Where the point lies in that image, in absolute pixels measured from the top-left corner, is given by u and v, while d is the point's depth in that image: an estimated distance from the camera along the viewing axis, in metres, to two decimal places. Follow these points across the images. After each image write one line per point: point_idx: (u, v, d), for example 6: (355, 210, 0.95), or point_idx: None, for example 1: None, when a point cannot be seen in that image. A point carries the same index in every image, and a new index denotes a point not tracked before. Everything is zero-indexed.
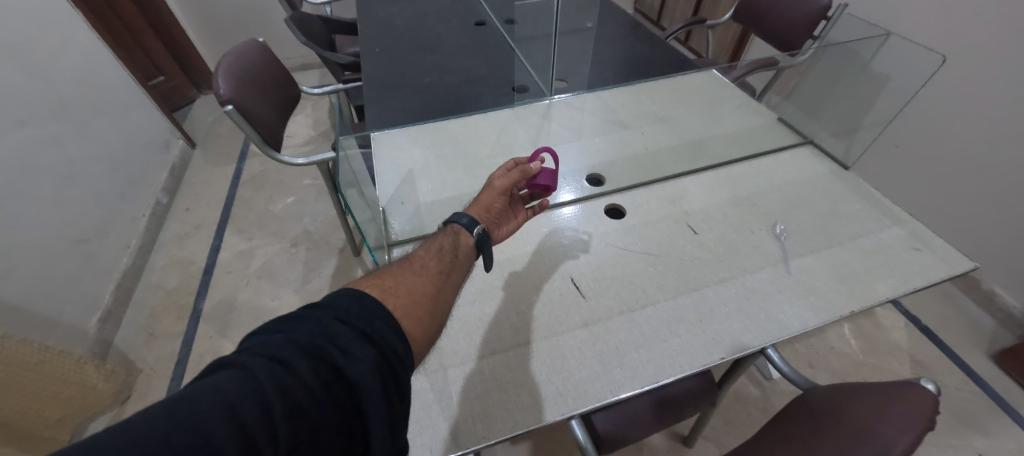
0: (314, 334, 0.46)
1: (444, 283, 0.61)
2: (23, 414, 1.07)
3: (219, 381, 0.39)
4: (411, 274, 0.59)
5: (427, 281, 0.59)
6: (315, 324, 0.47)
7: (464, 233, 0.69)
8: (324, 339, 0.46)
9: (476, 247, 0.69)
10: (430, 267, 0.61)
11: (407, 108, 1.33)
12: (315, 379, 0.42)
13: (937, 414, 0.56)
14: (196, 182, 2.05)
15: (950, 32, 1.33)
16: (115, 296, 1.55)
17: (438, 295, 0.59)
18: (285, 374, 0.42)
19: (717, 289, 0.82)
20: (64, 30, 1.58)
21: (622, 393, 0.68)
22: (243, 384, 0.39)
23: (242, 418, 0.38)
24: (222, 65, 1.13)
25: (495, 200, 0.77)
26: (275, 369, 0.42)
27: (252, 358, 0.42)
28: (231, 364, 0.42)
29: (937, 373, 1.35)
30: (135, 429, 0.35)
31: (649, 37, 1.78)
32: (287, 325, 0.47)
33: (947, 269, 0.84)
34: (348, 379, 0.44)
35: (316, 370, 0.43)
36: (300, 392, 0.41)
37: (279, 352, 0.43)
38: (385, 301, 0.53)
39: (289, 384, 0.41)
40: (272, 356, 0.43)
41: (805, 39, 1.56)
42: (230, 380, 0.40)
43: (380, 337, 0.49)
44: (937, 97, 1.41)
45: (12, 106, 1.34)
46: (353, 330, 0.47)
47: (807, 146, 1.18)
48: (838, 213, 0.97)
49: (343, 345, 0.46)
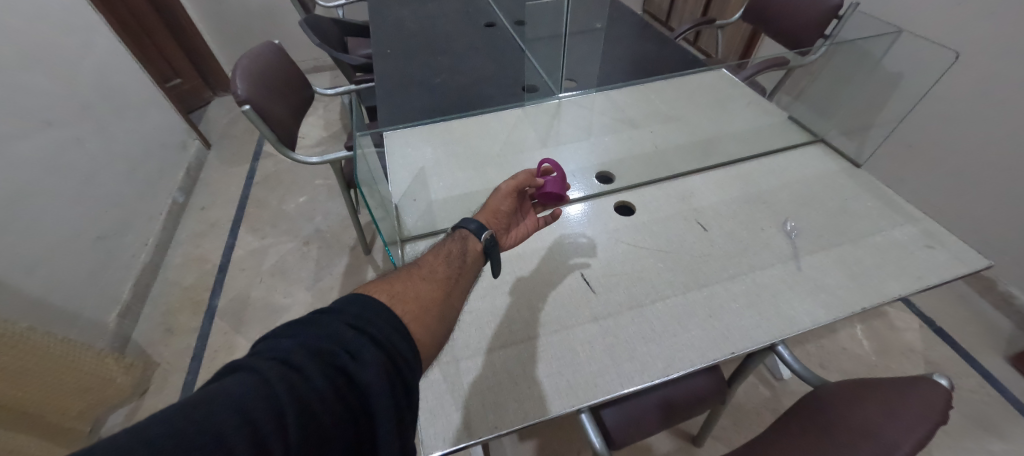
0: (324, 338, 0.47)
1: (452, 288, 0.62)
2: (50, 406, 1.11)
3: (232, 384, 0.41)
4: (419, 279, 0.60)
5: (435, 286, 0.60)
6: (324, 328, 0.48)
7: (472, 239, 0.70)
8: (333, 343, 0.47)
9: (484, 252, 0.70)
10: (438, 272, 0.62)
11: (419, 107, 1.35)
12: (325, 383, 0.44)
13: (950, 408, 0.56)
14: (212, 182, 2.09)
15: (964, 30, 1.32)
16: (134, 292, 1.58)
17: (446, 300, 0.60)
18: (296, 377, 0.43)
19: (725, 287, 0.82)
20: (85, 33, 1.63)
21: (632, 386, 0.68)
22: (253, 387, 0.41)
23: (254, 420, 0.39)
24: (238, 67, 1.16)
25: (501, 202, 0.78)
26: (286, 372, 0.43)
27: (264, 362, 0.44)
28: (244, 367, 0.43)
29: (952, 375, 1.33)
30: (152, 429, 0.36)
31: (658, 37, 1.79)
32: (299, 328, 0.48)
33: (960, 267, 0.83)
34: (357, 382, 0.45)
35: (326, 374, 0.44)
36: (311, 394, 0.43)
37: (290, 356, 0.45)
38: (394, 305, 0.54)
39: (299, 387, 0.43)
40: (282, 360, 0.44)
41: (816, 38, 1.55)
42: (243, 383, 0.41)
43: (389, 341, 0.50)
44: (952, 95, 1.39)
45: (36, 107, 1.39)
46: (362, 334, 0.49)
47: (817, 144, 1.17)
48: (849, 210, 0.97)
49: (352, 349, 0.47)
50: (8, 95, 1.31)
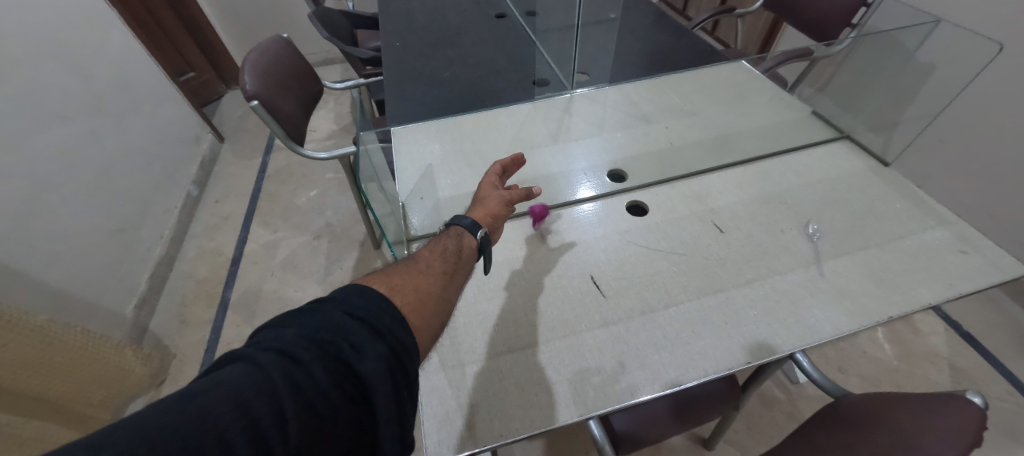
0: (324, 329, 0.45)
1: (449, 283, 0.60)
2: (71, 394, 1.13)
3: (232, 376, 0.39)
4: (416, 273, 0.58)
5: (432, 280, 0.58)
6: (325, 318, 0.46)
7: (467, 236, 0.68)
8: (334, 334, 0.45)
9: (478, 249, 0.68)
10: (435, 266, 0.60)
11: (427, 101, 1.32)
12: (326, 376, 0.42)
13: (983, 429, 0.53)
14: (225, 175, 2.10)
15: (1007, 19, 1.24)
16: (150, 284, 1.61)
17: (444, 294, 0.58)
18: (297, 370, 0.42)
19: (742, 293, 0.79)
20: (100, 27, 1.64)
21: (641, 395, 0.66)
22: (253, 379, 0.40)
23: (253, 415, 0.38)
24: (246, 62, 1.15)
25: (499, 208, 0.76)
26: (287, 364, 0.42)
27: (263, 353, 0.42)
28: (242, 357, 0.42)
29: (979, 382, 1.28)
30: (151, 422, 0.35)
31: (674, 27, 1.73)
32: (299, 318, 0.46)
33: (997, 275, 0.79)
34: (358, 375, 0.44)
35: (327, 368, 0.43)
36: (312, 387, 0.41)
37: (290, 347, 0.43)
38: (392, 297, 0.52)
39: (299, 381, 0.41)
40: (283, 351, 0.43)
41: (843, 28, 1.48)
42: (244, 374, 0.40)
43: (390, 332, 0.48)
44: (992, 88, 1.32)
45: (53, 102, 1.40)
46: (364, 325, 0.47)
47: (843, 141, 1.12)
48: (875, 212, 0.92)
49: (353, 341, 0.45)
50: (25, 90, 1.32)
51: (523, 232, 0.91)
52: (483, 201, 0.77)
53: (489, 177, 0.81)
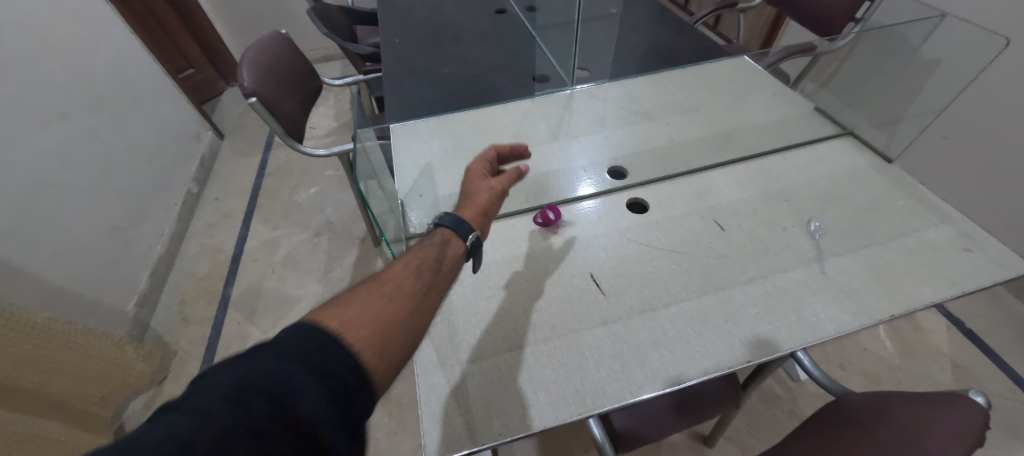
0: (261, 374, 0.39)
1: (417, 305, 0.53)
2: (73, 391, 1.13)
3: (141, 438, 0.32)
4: (378, 298, 0.50)
5: (397, 304, 0.51)
6: (260, 362, 0.40)
7: (455, 240, 0.64)
8: (272, 379, 0.39)
9: (467, 252, 0.65)
10: (403, 287, 0.53)
11: (426, 98, 1.31)
12: (261, 428, 0.36)
13: (988, 429, 0.52)
14: (225, 173, 2.10)
15: (1013, 13, 1.23)
16: (151, 282, 1.61)
17: (411, 319, 0.51)
18: (224, 426, 0.35)
19: (743, 291, 0.78)
20: (99, 24, 1.63)
21: (642, 394, 0.65)
22: (167, 442, 0.33)
23: None
24: (243, 59, 1.14)
25: (489, 203, 0.74)
26: (213, 419, 0.35)
27: (183, 409, 0.35)
28: (155, 416, 0.34)
29: (981, 380, 1.27)
30: None
31: (676, 22, 1.72)
32: (228, 363, 0.39)
33: (1001, 273, 0.78)
34: (302, 422, 0.38)
35: (263, 420, 0.37)
36: (243, 445, 0.35)
37: (217, 399, 0.36)
38: (347, 330, 0.45)
39: (225, 439, 0.34)
40: (207, 403, 0.36)
41: (846, 22, 1.46)
42: (154, 438, 0.33)
43: (341, 371, 0.42)
44: (997, 83, 1.30)
45: (52, 100, 1.40)
46: (308, 365, 0.41)
47: (846, 137, 1.11)
48: (878, 209, 0.91)
49: (295, 385, 0.39)
50: (24, 87, 1.32)
51: (523, 230, 0.91)
52: (472, 196, 0.74)
53: (475, 170, 0.79)
